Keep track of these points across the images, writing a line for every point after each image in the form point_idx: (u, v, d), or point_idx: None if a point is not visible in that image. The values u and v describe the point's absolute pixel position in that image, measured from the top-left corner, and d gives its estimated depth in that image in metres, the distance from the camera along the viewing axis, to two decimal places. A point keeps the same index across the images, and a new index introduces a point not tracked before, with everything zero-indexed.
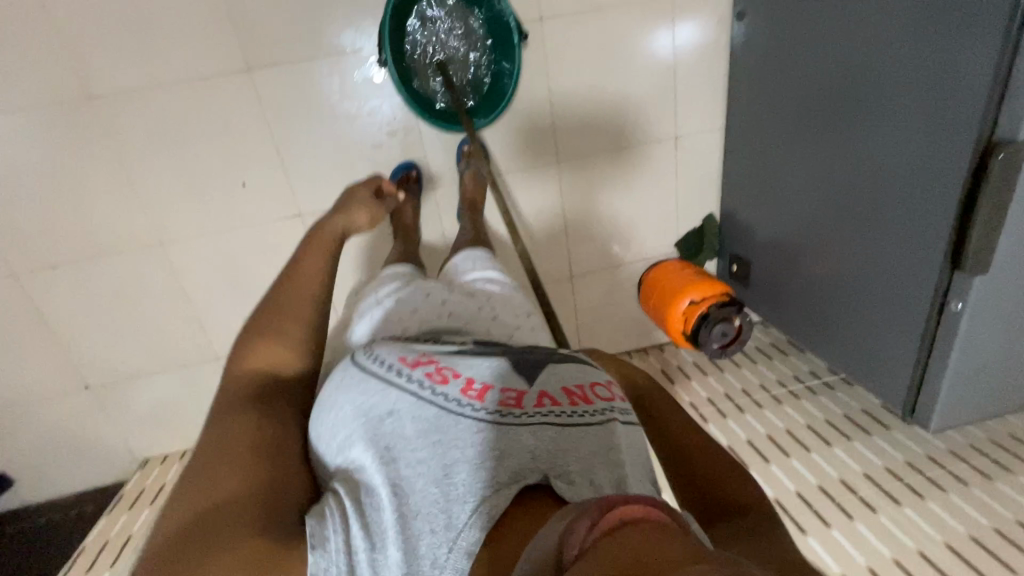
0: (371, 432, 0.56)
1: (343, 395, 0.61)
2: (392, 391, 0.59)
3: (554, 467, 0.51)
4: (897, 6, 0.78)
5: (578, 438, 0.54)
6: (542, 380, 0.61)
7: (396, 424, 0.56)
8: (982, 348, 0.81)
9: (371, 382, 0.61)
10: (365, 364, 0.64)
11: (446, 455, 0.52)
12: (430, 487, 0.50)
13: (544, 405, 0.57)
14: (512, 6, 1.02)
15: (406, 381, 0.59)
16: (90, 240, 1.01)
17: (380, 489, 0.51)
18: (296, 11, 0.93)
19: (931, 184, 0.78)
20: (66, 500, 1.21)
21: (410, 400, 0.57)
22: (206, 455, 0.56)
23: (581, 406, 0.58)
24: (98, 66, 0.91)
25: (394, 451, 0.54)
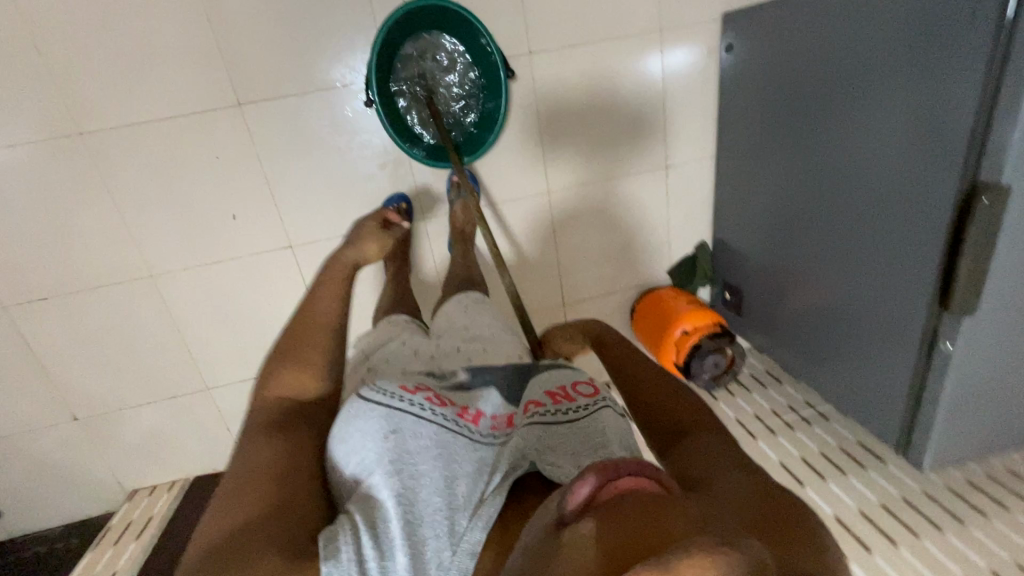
0: (374, 450, 0.54)
1: (346, 425, 0.58)
2: (393, 412, 0.57)
3: (542, 458, 0.54)
4: (880, 41, 0.78)
5: (563, 432, 0.57)
6: (526, 395, 0.65)
7: (401, 441, 0.54)
8: (975, 384, 0.79)
9: (372, 409, 0.57)
10: (367, 395, 0.60)
11: (450, 470, 0.53)
12: (435, 497, 0.51)
13: (534, 410, 0.60)
14: (499, 39, 1.02)
15: (408, 404, 0.58)
16: (81, 272, 1.01)
17: (388, 503, 0.51)
18: (287, 48, 0.94)
19: (919, 221, 0.77)
20: (53, 533, 1.20)
21: (412, 420, 0.56)
22: (236, 481, 0.55)
23: (564, 404, 0.61)
24: (91, 102, 0.92)
25: (401, 465, 0.53)
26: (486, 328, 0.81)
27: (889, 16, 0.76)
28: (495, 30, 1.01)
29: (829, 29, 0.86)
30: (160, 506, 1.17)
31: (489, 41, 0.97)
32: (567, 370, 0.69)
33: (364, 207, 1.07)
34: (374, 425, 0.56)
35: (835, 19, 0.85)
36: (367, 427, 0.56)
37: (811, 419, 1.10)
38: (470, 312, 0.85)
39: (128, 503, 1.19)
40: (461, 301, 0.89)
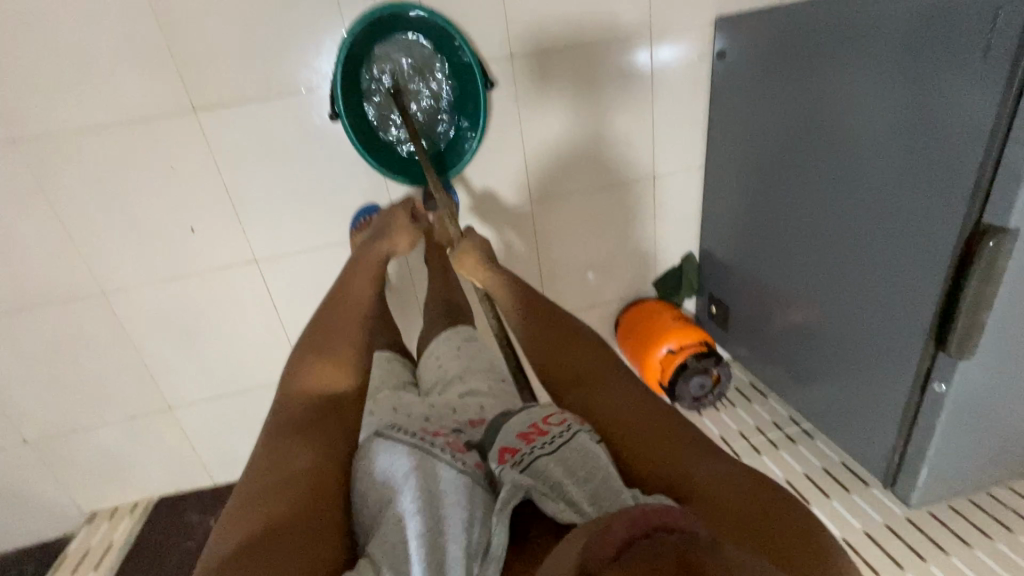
0: (392, 491, 0.47)
1: (369, 467, 0.51)
2: (420, 454, 0.49)
3: (536, 487, 0.48)
4: (887, 49, 0.73)
5: (549, 468, 0.51)
6: (496, 441, 0.57)
7: (428, 478, 0.47)
8: (965, 418, 0.78)
9: (398, 449, 0.50)
10: (391, 434, 0.53)
11: (473, 511, 0.46)
12: (452, 546, 0.43)
13: (505, 460, 0.53)
14: (480, 43, 0.95)
15: (433, 446, 0.51)
16: (24, 290, 0.93)
17: (410, 546, 0.42)
18: (246, 50, 0.86)
19: (918, 246, 0.74)
20: (7, 558, 1.14)
21: (435, 461, 0.49)
22: (261, 480, 0.48)
23: (536, 441, 0.54)
24: (26, 109, 0.83)
25: (426, 503, 0.45)
26: (484, 375, 0.72)
27: (895, 30, 0.72)
28: (475, 32, 0.94)
29: (832, 39, 0.81)
30: (123, 531, 1.12)
31: (467, 51, 0.91)
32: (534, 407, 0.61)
33: (336, 220, 1.00)
34: (398, 463, 0.49)
35: (839, 25, 0.80)
36: (391, 465, 0.49)
37: (795, 438, 1.09)
38: (462, 354, 0.77)
39: (88, 527, 1.13)
40: (449, 340, 0.80)
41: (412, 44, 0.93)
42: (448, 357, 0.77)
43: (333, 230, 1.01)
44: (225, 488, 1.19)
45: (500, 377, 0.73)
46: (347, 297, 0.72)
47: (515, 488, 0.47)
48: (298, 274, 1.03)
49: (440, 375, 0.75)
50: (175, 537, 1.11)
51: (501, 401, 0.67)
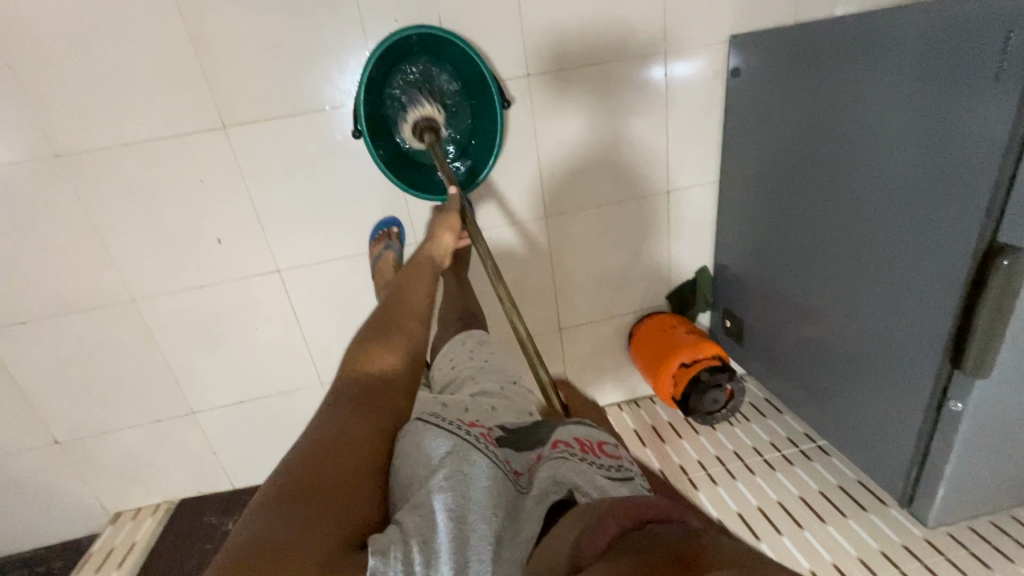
0: (422, 470, 0.46)
1: (402, 443, 0.50)
2: (457, 438, 0.49)
3: (577, 487, 0.47)
4: (903, 63, 0.74)
5: (597, 471, 0.49)
6: (555, 435, 0.56)
7: (460, 461, 0.46)
8: (983, 437, 0.77)
9: (434, 430, 0.49)
10: (429, 417, 0.52)
11: (499, 497, 0.45)
12: (483, 525, 0.42)
13: (558, 449, 0.52)
14: (497, 62, 0.98)
15: (469, 434, 0.50)
16: (58, 296, 0.98)
17: (439, 522, 0.42)
18: (274, 69, 0.90)
19: (933, 260, 0.74)
20: (34, 555, 1.17)
21: (471, 447, 0.48)
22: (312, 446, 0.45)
23: (592, 454, 0.53)
24: (68, 124, 0.88)
25: (457, 483, 0.45)
26: (495, 376, 0.73)
27: (914, 41, 0.72)
28: (493, 52, 0.97)
29: (849, 52, 0.81)
30: (145, 531, 1.15)
31: (482, 67, 0.93)
32: (593, 427, 0.59)
33: (356, 231, 1.03)
34: (431, 445, 0.48)
35: (855, 39, 0.80)
36: (422, 446, 0.48)
37: (811, 454, 1.08)
38: (475, 357, 0.78)
39: (112, 526, 1.17)
40: (463, 343, 0.82)
41: (423, 64, 0.95)
42: (460, 360, 0.79)
43: (353, 241, 1.04)
44: (243, 492, 1.22)
45: (511, 380, 0.74)
46: (402, 295, 0.71)
47: (555, 484, 0.48)
48: (318, 284, 1.06)
49: (452, 376, 0.76)
50: (194, 539, 1.14)
51: (512, 404, 0.67)
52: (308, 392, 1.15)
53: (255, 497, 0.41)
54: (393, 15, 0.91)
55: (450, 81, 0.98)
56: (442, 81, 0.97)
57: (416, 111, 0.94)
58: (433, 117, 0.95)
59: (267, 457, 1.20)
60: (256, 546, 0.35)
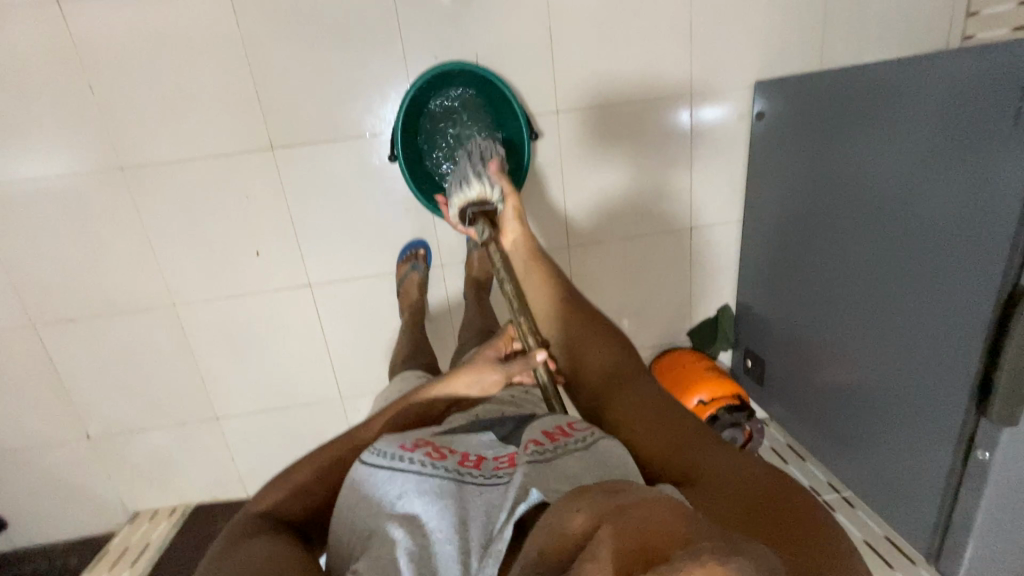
0: (375, 517, 0.47)
1: (353, 500, 0.50)
2: (396, 474, 0.49)
3: (545, 488, 0.46)
4: (925, 117, 0.75)
5: (565, 465, 0.50)
6: (523, 434, 0.57)
7: (408, 498, 0.48)
8: (1016, 494, 0.73)
9: (375, 476, 0.50)
10: (367, 460, 0.52)
11: (463, 514, 0.46)
12: (448, 546, 0.44)
13: (528, 449, 0.52)
14: (528, 98, 1.04)
15: (410, 463, 0.50)
16: (107, 297, 1.05)
17: (401, 561, 0.43)
18: (321, 98, 0.97)
19: (957, 310, 0.73)
20: (54, 549, 1.21)
21: (417, 478, 0.49)
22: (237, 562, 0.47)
23: (561, 441, 0.54)
24: (134, 140, 0.96)
25: (411, 524, 0.46)
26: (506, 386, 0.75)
27: (938, 95, 0.73)
28: (524, 88, 1.03)
29: (871, 103, 0.84)
30: (161, 531, 1.17)
31: (508, 93, 0.98)
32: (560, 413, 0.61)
33: (385, 250, 1.08)
34: (378, 489, 0.49)
35: (879, 91, 0.82)
36: (372, 495, 0.49)
37: (835, 505, 1.04)
38: None
39: (130, 525, 1.20)
40: None
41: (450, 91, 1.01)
42: None
43: (381, 260, 1.08)
44: None
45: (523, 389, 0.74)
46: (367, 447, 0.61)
47: (521, 486, 0.47)
48: (346, 299, 1.10)
49: None
50: (206, 545, 1.16)
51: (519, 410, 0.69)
52: (328, 404, 1.18)
53: None
54: (432, 54, 0.98)
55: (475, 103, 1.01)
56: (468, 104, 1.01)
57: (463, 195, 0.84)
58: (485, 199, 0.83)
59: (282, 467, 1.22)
60: None
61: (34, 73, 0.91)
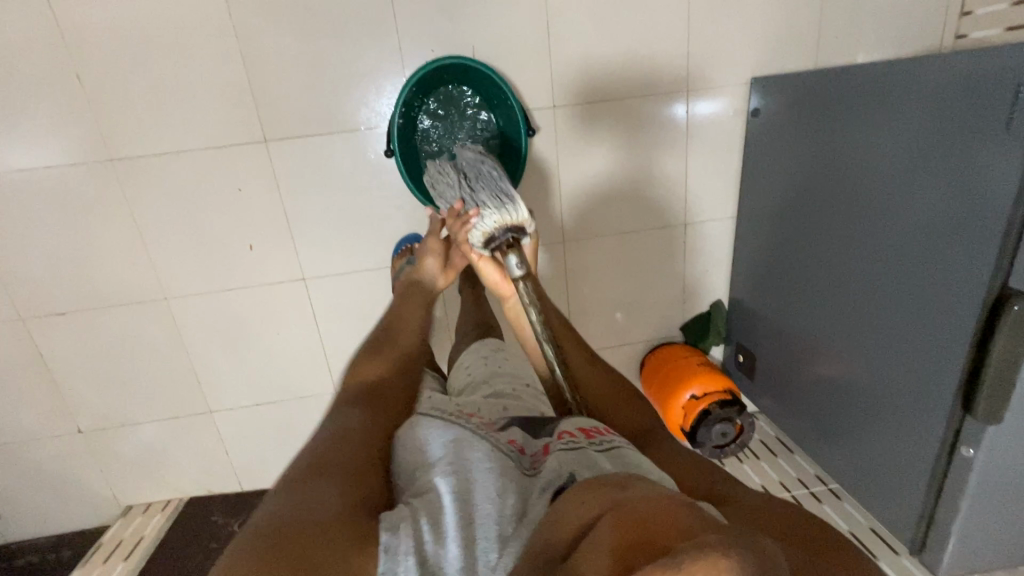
0: (426, 456, 0.52)
1: (412, 439, 0.56)
2: (453, 427, 0.56)
3: (579, 472, 0.49)
4: (914, 114, 0.77)
5: (601, 457, 0.51)
6: (560, 426, 0.59)
7: (459, 449, 0.52)
8: (998, 487, 0.76)
9: (435, 423, 0.56)
10: (431, 412, 0.60)
11: (505, 482, 0.49)
12: (487, 505, 0.46)
13: (563, 440, 0.54)
14: (525, 92, 1.03)
15: (465, 424, 0.57)
16: (98, 290, 1.03)
17: (445, 501, 0.46)
18: (315, 91, 0.96)
19: (944, 307, 0.75)
20: (45, 543, 1.21)
21: (471, 435, 0.55)
22: (322, 458, 0.51)
23: (597, 438, 0.55)
24: (125, 131, 0.95)
25: (461, 473, 0.49)
26: (508, 380, 0.75)
27: (928, 93, 0.75)
28: (521, 83, 1.02)
29: (864, 104, 0.85)
30: (154, 525, 1.17)
31: (514, 104, 0.98)
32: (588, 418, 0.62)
33: (380, 245, 1.07)
34: (433, 434, 0.54)
35: (872, 86, 0.83)
36: (426, 438, 0.54)
37: (821, 497, 1.06)
38: (490, 362, 0.81)
39: (123, 518, 1.19)
40: (478, 351, 0.86)
41: (447, 85, 1.00)
42: (477, 369, 0.80)
43: (376, 254, 1.08)
44: (251, 493, 1.24)
45: (524, 382, 0.77)
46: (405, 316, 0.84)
47: (559, 472, 0.49)
48: (340, 293, 1.10)
49: (468, 380, 0.79)
50: (200, 537, 1.16)
51: (521, 406, 0.69)
52: (322, 398, 1.18)
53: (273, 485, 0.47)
54: (429, 47, 0.97)
55: (472, 99, 1.01)
56: (465, 100, 1.00)
57: (506, 216, 0.73)
58: (523, 228, 0.75)
59: (276, 460, 1.22)
60: (268, 532, 0.40)
61: (20, 60, 0.89)
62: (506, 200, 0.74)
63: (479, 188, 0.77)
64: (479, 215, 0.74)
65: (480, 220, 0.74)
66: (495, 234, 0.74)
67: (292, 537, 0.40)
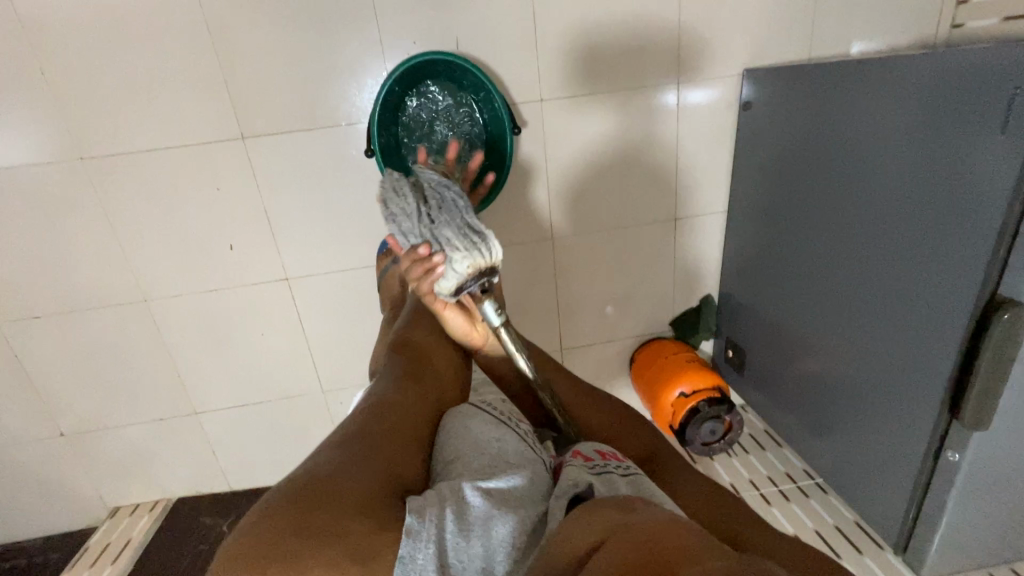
0: (468, 445, 0.55)
1: (457, 424, 0.60)
2: (501, 427, 0.58)
3: (597, 488, 0.47)
4: (908, 112, 0.75)
5: (617, 480, 0.50)
6: (576, 446, 0.58)
7: (501, 448, 0.54)
8: (981, 487, 0.77)
9: (486, 418, 0.60)
10: (481, 407, 0.63)
11: (527, 492, 0.49)
12: (516, 512, 0.46)
13: (579, 459, 0.53)
14: (511, 86, 1.00)
15: (514, 427, 0.59)
16: (74, 293, 1.01)
17: (474, 489, 0.47)
18: (293, 86, 0.93)
19: (934, 309, 0.75)
20: (31, 545, 1.20)
21: (515, 438, 0.57)
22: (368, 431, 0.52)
23: (612, 462, 0.54)
24: (93, 130, 0.91)
25: (490, 472, 0.50)
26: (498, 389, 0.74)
27: (923, 89, 0.73)
28: (506, 76, 0.99)
29: (856, 104, 0.83)
30: (141, 527, 1.17)
31: (499, 102, 0.94)
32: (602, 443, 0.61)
33: (364, 244, 1.05)
34: (478, 428, 0.57)
35: (866, 80, 0.81)
36: (469, 429, 0.58)
37: (809, 492, 1.08)
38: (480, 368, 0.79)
39: (110, 520, 1.19)
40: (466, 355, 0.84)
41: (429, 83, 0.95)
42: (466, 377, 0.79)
43: (360, 253, 1.06)
44: (240, 492, 1.24)
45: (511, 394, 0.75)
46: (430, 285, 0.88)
47: (577, 481, 0.48)
48: (325, 293, 1.08)
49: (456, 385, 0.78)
50: (189, 539, 1.16)
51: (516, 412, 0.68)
52: (308, 398, 1.17)
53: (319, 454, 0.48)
54: (411, 39, 0.93)
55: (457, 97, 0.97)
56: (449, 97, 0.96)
57: (478, 259, 0.63)
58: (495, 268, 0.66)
59: (265, 460, 1.21)
60: (312, 498, 0.41)
61: None
62: (476, 238, 0.64)
63: (440, 222, 0.64)
64: (446, 260, 0.63)
65: (449, 268, 0.63)
66: (466, 282, 0.65)
67: (333, 510, 0.40)
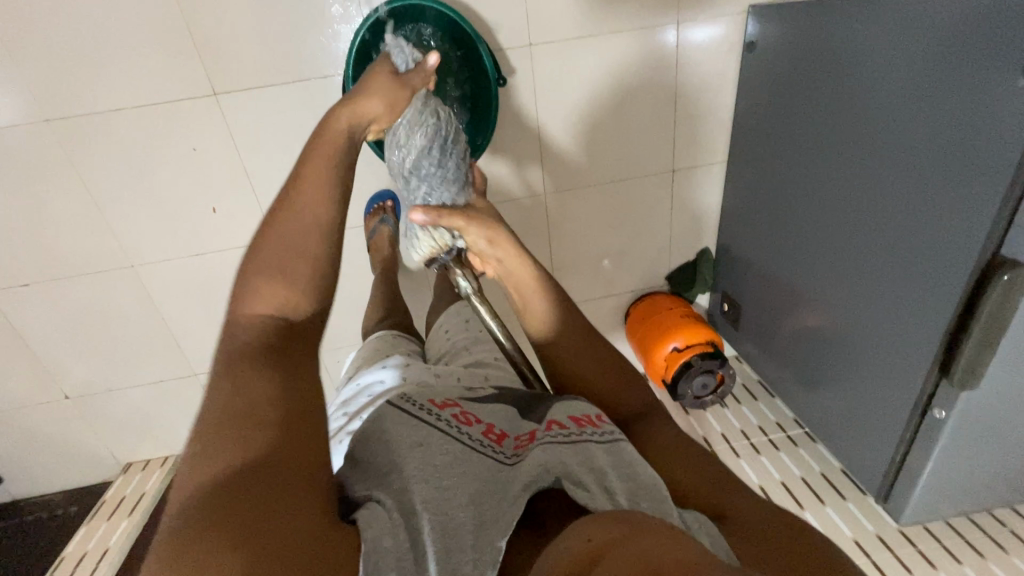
0: (390, 457, 0.47)
1: (374, 425, 0.52)
2: (422, 425, 0.51)
3: (570, 475, 0.47)
4: (922, 57, 0.70)
5: (595, 453, 0.49)
6: (550, 414, 0.55)
7: (428, 454, 0.47)
8: (965, 442, 0.79)
9: (400, 418, 0.52)
10: (396, 403, 0.54)
11: (490, 485, 0.46)
12: (461, 513, 0.43)
13: (552, 431, 0.51)
14: (498, 29, 0.93)
15: (435, 420, 0.52)
16: (59, 261, 0.99)
17: (421, 505, 0.42)
18: (262, 35, 0.86)
19: (935, 268, 0.73)
20: (50, 500, 1.25)
21: (439, 435, 0.50)
22: (252, 446, 0.39)
23: (589, 429, 0.52)
24: (55, 90, 0.86)
25: (440, 473, 0.45)
26: (489, 348, 0.75)
27: (940, 31, 0.67)
28: (492, 18, 0.92)
29: (867, 46, 0.77)
30: (154, 481, 1.22)
31: (484, 52, 0.90)
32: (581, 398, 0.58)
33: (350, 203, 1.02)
34: (395, 437, 0.49)
35: (879, 18, 0.75)
36: (388, 437, 0.50)
37: (797, 441, 1.11)
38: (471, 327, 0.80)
39: (124, 476, 1.24)
40: (459, 314, 0.84)
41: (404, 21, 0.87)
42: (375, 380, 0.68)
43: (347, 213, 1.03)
44: None
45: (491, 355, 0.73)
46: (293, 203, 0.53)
47: (545, 470, 0.47)
48: None
49: (448, 347, 0.79)
50: None
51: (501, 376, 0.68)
52: None
53: (213, 511, 0.35)
54: None
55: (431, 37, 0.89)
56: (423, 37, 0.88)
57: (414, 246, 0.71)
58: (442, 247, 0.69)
59: None
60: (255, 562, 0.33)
61: None
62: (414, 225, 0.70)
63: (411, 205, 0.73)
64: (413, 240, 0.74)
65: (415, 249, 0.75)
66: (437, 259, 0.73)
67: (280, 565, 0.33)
